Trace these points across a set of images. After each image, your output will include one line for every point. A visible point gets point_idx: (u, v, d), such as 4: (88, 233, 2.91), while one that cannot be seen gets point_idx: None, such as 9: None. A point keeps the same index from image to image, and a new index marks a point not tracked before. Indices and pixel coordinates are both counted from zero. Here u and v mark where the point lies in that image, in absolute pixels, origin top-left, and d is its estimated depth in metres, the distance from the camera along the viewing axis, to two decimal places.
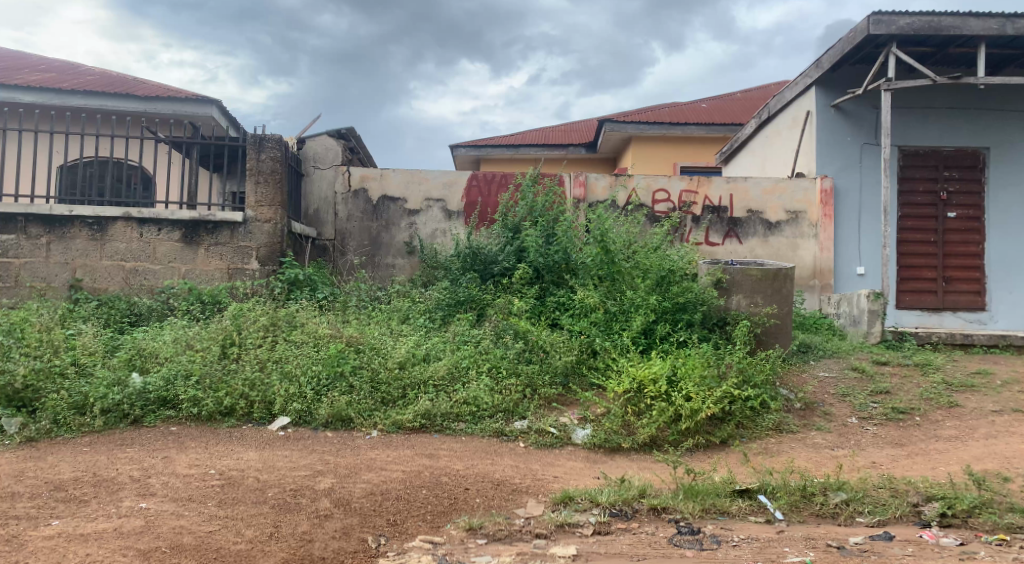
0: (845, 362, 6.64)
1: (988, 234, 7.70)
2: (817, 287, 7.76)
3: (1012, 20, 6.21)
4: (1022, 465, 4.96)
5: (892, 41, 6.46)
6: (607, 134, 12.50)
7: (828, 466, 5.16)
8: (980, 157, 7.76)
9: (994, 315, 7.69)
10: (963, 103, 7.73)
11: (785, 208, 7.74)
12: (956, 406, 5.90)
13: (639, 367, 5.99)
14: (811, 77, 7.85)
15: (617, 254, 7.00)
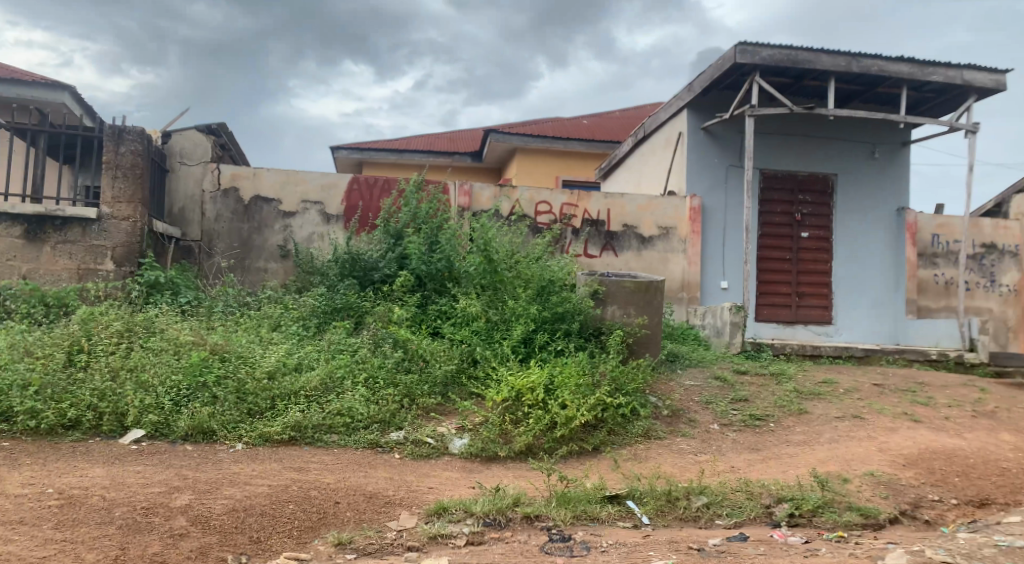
0: (709, 372, 6.99)
1: (835, 253, 8.37)
2: (685, 300, 8.15)
3: (857, 59, 6.80)
4: (859, 466, 5.40)
5: (755, 71, 6.91)
6: (492, 144, 12.63)
7: (691, 471, 5.39)
8: (830, 183, 8.45)
9: (840, 328, 8.33)
10: (816, 132, 8.39)
11: (658, 224, 8.09)
12: (805, 412, 6.35)
13: (518, 376, 6.04)
14: (684, 100, 8.26)
15: (500, 265, 7.09)
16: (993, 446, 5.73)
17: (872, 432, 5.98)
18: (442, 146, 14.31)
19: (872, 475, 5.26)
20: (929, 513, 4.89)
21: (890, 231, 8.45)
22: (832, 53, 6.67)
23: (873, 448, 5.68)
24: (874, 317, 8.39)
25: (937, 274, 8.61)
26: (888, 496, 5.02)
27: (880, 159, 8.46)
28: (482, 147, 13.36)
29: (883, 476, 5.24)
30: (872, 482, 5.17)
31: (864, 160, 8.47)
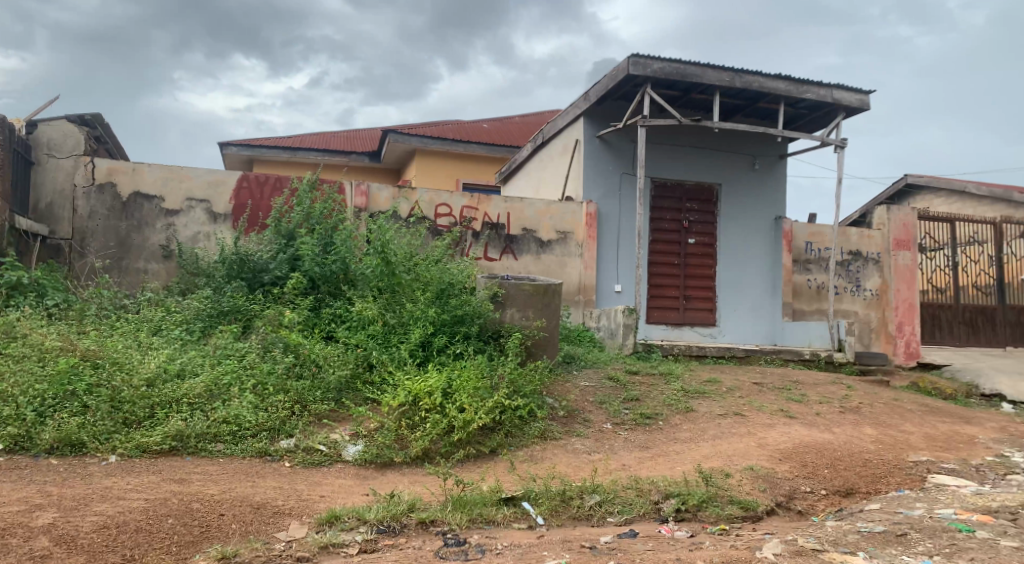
0: (602, 372, 7.18)
1: (718, 259, 8.79)
2: (581, 303, 8.33)
3: (739, 75, 7.18)
4: (740, 462, 5.68)
5: (646, 83, 7.17)
6: (391, 144, 12.48)
7: (584, 471, 5.50)
8: (715, 192, 8.88)
9: (724, 329, 8.76)
10: (702, 143, 8.79)
11: (555, 228, 8.23)
12: (692, 410, 6.63)
13: (415, 380, 5.97)
14: (580, 108, 8.47)
15: (398, 267, 6.95)
16: (858, 439, 6.18)
17: (752, 428, 6.33)
18: (339, 145, 14.01)
19: (751, 469, 5.55)
20: (802, 504, 5.21)
21: (769, 238, 8.95)
22: (717, 69, 7.02)
23: (753, 444, 6.00)
24: (753, 318, 8.85)
25: (809, 279, 8.97)
26: (765, 489, 5.31)
27: (760, 170, 8.97)
28: (380, 147, 13.19)
29: (761, 470, 5.55)
30: (751, 476, 5.45)
31: (745, 171, 8.95)
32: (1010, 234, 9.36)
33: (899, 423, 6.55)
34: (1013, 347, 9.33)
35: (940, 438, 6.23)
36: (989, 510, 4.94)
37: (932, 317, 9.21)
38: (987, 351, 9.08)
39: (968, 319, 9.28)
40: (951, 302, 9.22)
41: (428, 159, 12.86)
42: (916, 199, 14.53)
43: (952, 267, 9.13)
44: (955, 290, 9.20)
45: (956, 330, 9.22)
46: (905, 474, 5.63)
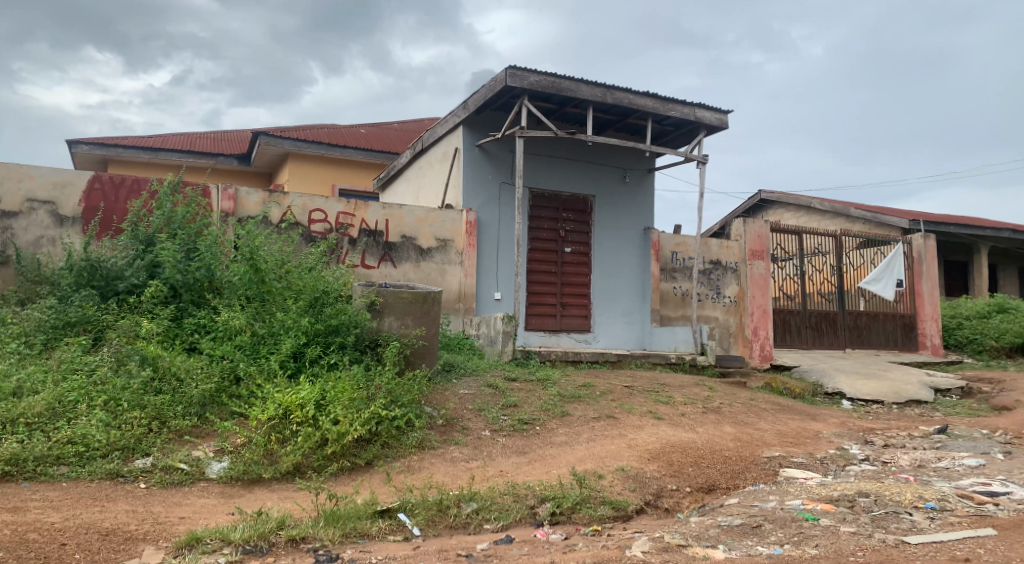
0: (482, 380, 7.20)
1: (592, 267, 9.09)
2: (462, 310, 8.35)
3: (611, 91, 7.48)
4: (612, 463, 5.89)
5: (524, 95, 7.33)
6: (262, 147, 12.00)
7: (462, 479, 5.50)
8: (589, 203, 9.17)
9: (598, 335, 9.06)
10: (576, 155, 9.07)
11: (435, 236, 8.21)
12: (568, 414, 6.81)
13: (286, 393, 5.74)
14: (459, 117, 8.51)
15: (268, 274, 6.74)
16: (718, 437, 6.58)
17: (623, 430, 6.58)
18: (204, 146, 13.31)
19: (622, 470, 5.76)
20: (668, 501, 5.46)
21: (639, 247, 9.37)
22: (590, 84, 7.29)
23: (624, 445, 6.24)
24: (624, 325, 9.22)
25: (675, 286, 9.43)
26: (635, 488, 5.52)
27: (630, 183, 9.38)
28: (250, 150, 12.66)
29: (631, 471, 5.77)
30: (622, 477, 5.66)
31: (617, 183, 9.33)
32: (849, 245, 10.31)
33: (755, 421, 7.03)
34: (851, 348, 10.26)
35: (790, 434, 6.74)
36: (830, 500, 5.39)
37: (783, 322, 9.89)
38: (830, 353, 9.94)
39: (814, 323, 10.10)
40: (799, 307, 10.00)
41: (302, 163, 12.48)
42: (768, 212, 15.73)
43: (800, 276, 9.90)
44: (802, 296, 9.98)
45: (804, 333, 10.00)
46: (759, 469, 6.04)
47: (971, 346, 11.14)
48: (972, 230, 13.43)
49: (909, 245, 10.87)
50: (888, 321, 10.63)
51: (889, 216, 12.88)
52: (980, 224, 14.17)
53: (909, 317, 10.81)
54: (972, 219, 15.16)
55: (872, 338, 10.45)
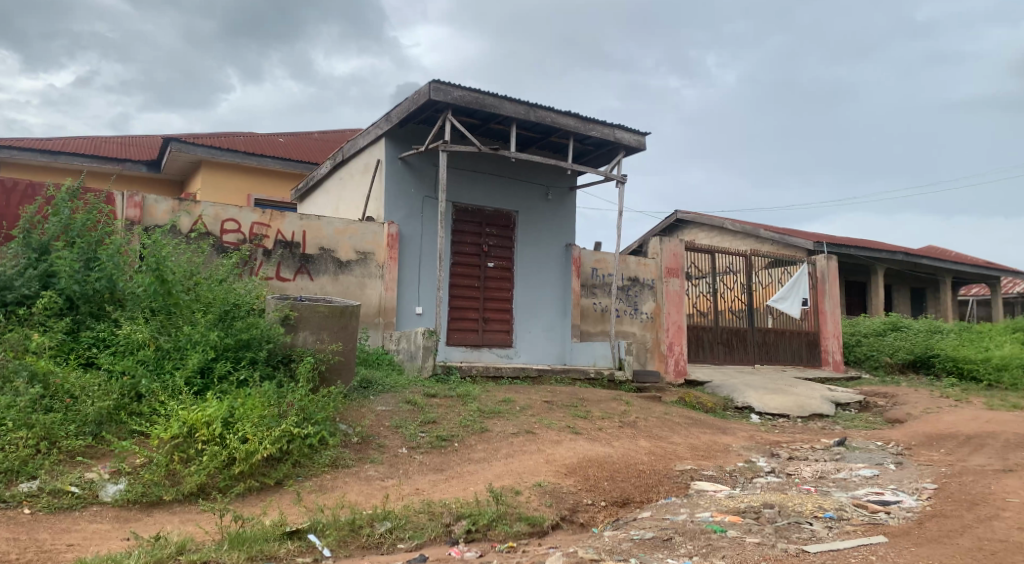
0: (400, 397, 7.09)
1: (514, 283, 9.14)
2: (381, 325, 8.22)
3: (533, 109, 7.58)
4: (529, 479, 5.89)
5: (447, 109, 7.33)
6: (173, 154, 11.53)
7: (376, 497, 5.37)
8: (512, 219, 9.23)
9: (519, 349, 9.09)
10: (499, 171, 9.12)
11: (355, 248, 8.07)
12: (486, 430, 6.78)
13: (191, 410, 5.48)
14: (382, 129, 8.44)
15: (175, 286, 6.46)
16: (634, 452, 6.69)
17: (541, 446, 6.60)
18: (110, 151, 12.69)
19: (539, 486, 5.78)
20: (584, 516, 5.50)
21: (561, 264, 9.49)
22: (513, 102, 7.36)
23: (542, 461, 6.26)
24: (546, 340, 9.29)
25: (595, 302, 9.58)
26: (551, 504, 5.53)
27: (553, 200, 9.51)
28: (160, 156, 12.14)
29: (548, 486, 5.79)
30: (539, 493, 5.67)
31: (539, 200, 9.43)
32: (759, 265, 10.74)
33: (669, 435, 7.19)
34: (760, 364, 10.67)
35: (701, 447, 6.93)
36: (738, 511, 5.56)
37: (697, 338, 10.19)
38: (740, 368, 10.29)
39: (725, 339, 10.45)
40: (712, 324, 10.33)
41: (216, 171, 12.06)
42: (684, 232, 16.25)
43: (712, 294, 10.25)
44: (715, 313, 10.33)
45: (716, 349, 10.33)
46: (672, 483, 6.17)
47: (867, 361, 11.69)
48: (870, 252, 14.24)
49: (814, 266, 11.40)
50: (794, 338, 11.11)
51: (796, 237, 13.52)
52: (878, 247, 15.05)
53: (812, 334, 11.32)
54: (871, 242, 16.10)
55: (779, 354, 10.90)
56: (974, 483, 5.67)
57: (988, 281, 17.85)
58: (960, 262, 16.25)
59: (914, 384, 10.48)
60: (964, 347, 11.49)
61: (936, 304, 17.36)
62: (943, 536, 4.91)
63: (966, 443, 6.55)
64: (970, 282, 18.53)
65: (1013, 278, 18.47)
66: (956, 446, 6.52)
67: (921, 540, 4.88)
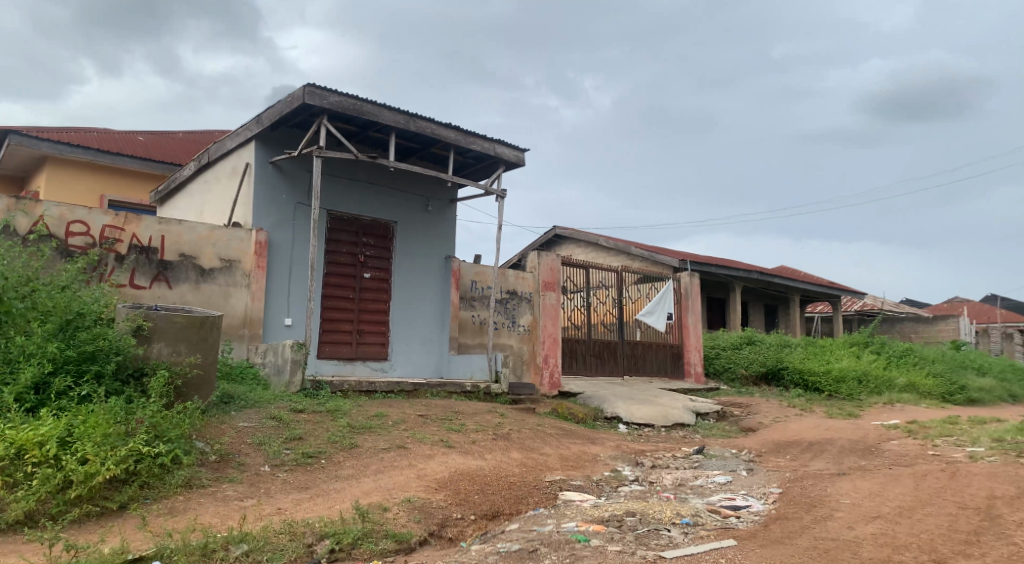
0: (265, 413, 6.79)
1: (391, 294, 9.01)
2: (247, 337, 7.85)
3: (414, 119, 7.52)
4: (398, 495, 5.78)
5: (323, 114, 7.14)
6: (11, 148, 10.55)
7: (232, 519, 5.06)
8: (390, 229, 9.10)
9: (394, 363, 8.94)
10: (378, 180, 8.99)
11: (219, 255, 7.68)
12: (356, 446, 6.60)
13: (21, 429, 4.99)
14: (252, 131, 8.11)
15: (7, 293, 5.84)
16: (505, 464, 6.73)
17: (412, 460, 6.51)
18: None
19: (408, 501, 5.68)
20: (452, 531, 5.45)
21: (439, 275, 9.47)
22: (393, 110, 7.26)
23: (412, 476, 6.17)
24: (422, 353, 9.20)
25: (474, 314, 9.63)
26: (419, 519, 5.45)
27: (432, 212, 9.48)
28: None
29: (417, 501, 5.71)
30: (408, 508, 5.57)
31: (419, 212, 9.37)
32: (630, 280, 11.19)
33: (540, 446, 7.29)
34: (628, 376, 11.06)
35: (571, 458, 7.07)
36: (602, 520, 5.70)
37: (571, 350, 10.42)
38: (611, 379, 10.61)
39: (597, 351, 10.76)
40: (585, 337, 10.62)
41: (62, 169, 11.15)
42: (562, 247, 16.70)
43: (586, 307, 10.55)
44: (588, 326, 10.63)
45: (588, 361, 10.61)
46: (541, 493, 6.25)
47: (725, 374, 12.40)
48: (730, 271, 15.20)
49: (679, 282, 11.97)
50: (660, 350, 11.62)
51: (663, 255, 14.20)
52: (737, 266, 16.09)
53: (677, 347, 11.89)
54: (732, 262, 17.20)
55: (647, 366, 11.35)
56: (813, 486, 6.14)
57: (830, 299, 19.55)
58: (806, 282, 17.68)
59: (767, 394, 11.24)
60: (809, 360, 12.50)
61: (786, 320, 18.81)
62: (785, 537, 5.26)
63: (808, 449, 7.08)
64: (814, 300, 20.23)
65: (850, 296, 20.39)
66: (800, 452, 7.04)
67: (766, 542, 5.20)
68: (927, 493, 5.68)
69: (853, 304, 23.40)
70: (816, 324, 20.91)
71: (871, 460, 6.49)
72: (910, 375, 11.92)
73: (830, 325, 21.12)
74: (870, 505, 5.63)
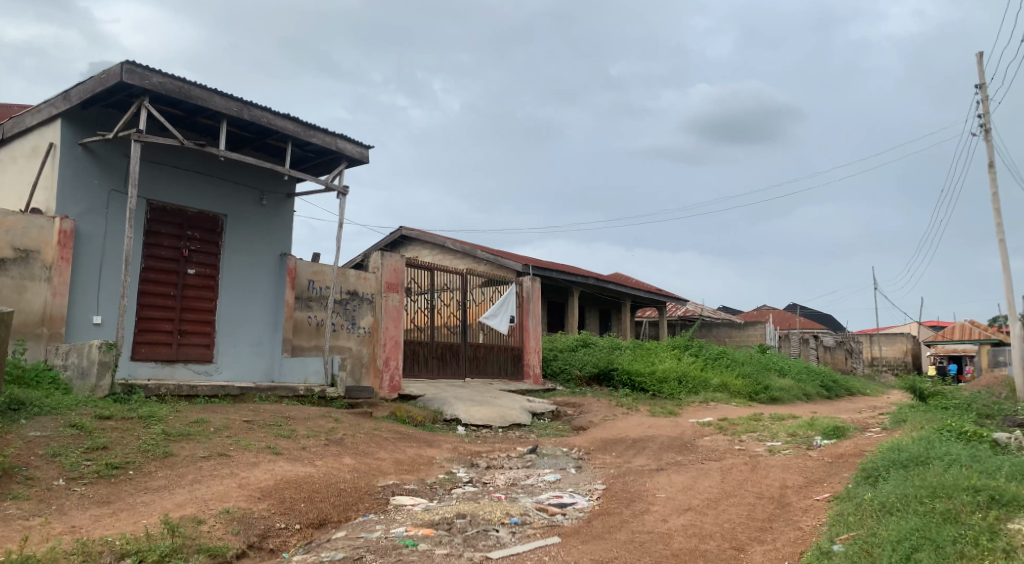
0: (62, 420, 6.12)
1: (219, 292, 8.49)
2: (45, 336, 7.03)
3: (248, 108, 7.14)
4: (216, 506, 5.40)
5: (143, 95, 6.58)
6: None
7: (13, 541, 4.46)
8: (219, 223, 8.58)
9: (219, 365, 8.43)
10: (206, 169, 8.44)
11: (13, 245, 6.84)
12: (170, 455, 6.11)
13: None
14: (58, 108, 7.34)
15: None
16: (336, 469, 6.53)
17: (234, 468, 6.13)
18: None
19: (226, 513, 5.31)
20: (274, 542, 5.15)
21: (273, 273, 9.05)
22: (225, 97, 6.85)
23: (232, 485, 5.79)
24: (253, 355, 8.75)
25: (309, 315, 9.24)
26: (238, 531, 5.11)
27: (267, 206, 9.07)
28: None
29: (237, 512, 5.35)
30: (225, 520, 5.21)
31: (252, 205, 8.93)
32: (473, 283, 11.31)
33: (375, 451, 7.14)
34: (470, 377, 11.12)
35: (406, 462, 6.99)
36: (431, 524, 5.63)
37: (412, 353, 10.27)
38: (451, 381, 10.63)
39: (439, 353, 10.72)
40: (428, 338, 10.52)
41: None
42: (406, 249, 16.57)
43: (430, 309, 10.50)
44: (431, 328, 10.56)
45: (430, 363, 10.53)
46: (372, 499, 6.10)
47: (561, 375, 12.78)
48: (570, 277, 15.81)
49: (521, 286, 12.34)
50: (501, 352, 11.80)
51: (507, 259, 14.51)
52: (576, 272, 16.77)
53: (517, 349, 12.14)
54: (572, 268, 17.93)
55: (488, 367, 11.49)
56: (634, 482, 6.48)
57: (657, 305, 20.92)
58: (638, 288, 18.79)
59: (599, 394, 11.81)
60: (636, 361, 13.27)
61: (619, 324, 19.90)
62: (605, 532, 5.47)
63: (632, 445, 7.48)
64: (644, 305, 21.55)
65: (674, 302, 21.95)
66: (624, 449, 7.41)
67: (588, 537, 5.37)
68: (732, 485, 6.17)
69: (679, 308, 25.18)
70: (646, 327, 22.28)
71: (687, 456, 6.97)
72: (724, 376, 13.03)
73: (657, 329, 22.58)
74: (682, 498, 6.02)
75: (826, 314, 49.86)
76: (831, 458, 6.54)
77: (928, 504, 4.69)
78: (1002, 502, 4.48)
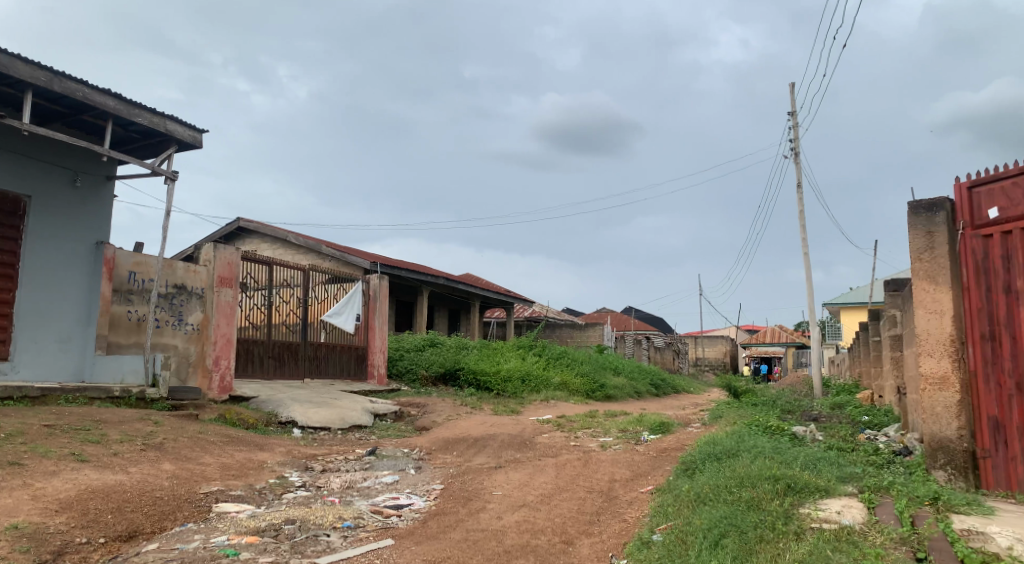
0: None
1: (19, 282, 7.64)
2: None
3: (58, 79, 6.44)
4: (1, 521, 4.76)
5: None
6: None
7: None
8: (22, 204, 7.73)
9: (15, 365, 7.54)
10: (7, 144, 7.57)
11: None
12: None
13: None
14: None
15: None
16: (152, 477, 6.01)
17: (28, 478, 5.46)
18: None
19: (14, 529, 4.70)
20: (72, 559, 4.62)
21: (87, 263, 8.27)
22: (31, 65, 6.12)
23: (24, 498, 5.15)
24: (57, 352, 7.94)
25: (129, 310, 8.50)
26: (27, 549, 4.54)
27: (82, 188, 8.30)
28: None
29: (28, 528, 4.76)
30: (12, 537, 4.61)
31: (64, 187, 8.13)
32: (315, 280, 10.92)
33: (199, 456, 6.67)
34: (309, 378, 10.73)
35: (233, 466, 6.59)
36: (257, 531, 5.31)
37: (247, 351, 9.72)
38: (289, 382, 10.19)
39: (276, 353, 10.24)
40: (264, 337, 10.01)
41: None
42: (244, 241, 15.69)
43: (267, 307, 10.00)
44: (268, 326, 10.05)
45: (266, 363, 10.03)
46: (192, 507, 5.68)
47: (407, 375, 12.64)
48: (419, 276, 15.68)
49: (367, 284, 12.10)
50: (344, 352, 11.49)
51: (354, 256, 14.15)
52: (426, 272, 16.70)
53: (361, 349, 11.89)
54: (422, 268, 17.82)
55: (329, 368, 11.14)
56: (471, 480, 6.52)
57: (506, 306, 21.31)
58: (487, 290, 19.02)
59: (443, 394, 11.80)
60: (482, 361, 13.44)
61: (467, 324, 20.03)
62: (440, 531, 5.43)
63: (472, 445, 7.53)
64: (493, 306, 21.84)
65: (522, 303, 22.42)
66: (465, 448, 7.46)
67: (422, 538, 5.31)
68: (565, 480, 6.38)
69: (524, 311, 25.71)
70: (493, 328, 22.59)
71: (525, 453, 7.14)
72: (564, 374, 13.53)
73: (505, 330, 23.01)
74: (518, 494, 6.13)
75: (658, 316, 53.34)
76: (655, 452, 6.95)
77: (735, 493, 5.08)
78: (796, 490, 4.91)
